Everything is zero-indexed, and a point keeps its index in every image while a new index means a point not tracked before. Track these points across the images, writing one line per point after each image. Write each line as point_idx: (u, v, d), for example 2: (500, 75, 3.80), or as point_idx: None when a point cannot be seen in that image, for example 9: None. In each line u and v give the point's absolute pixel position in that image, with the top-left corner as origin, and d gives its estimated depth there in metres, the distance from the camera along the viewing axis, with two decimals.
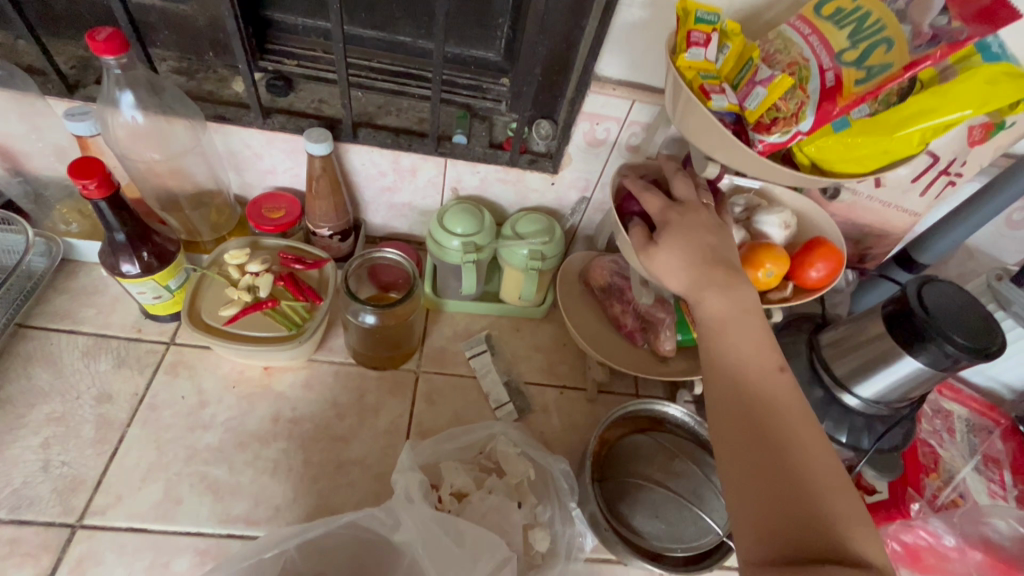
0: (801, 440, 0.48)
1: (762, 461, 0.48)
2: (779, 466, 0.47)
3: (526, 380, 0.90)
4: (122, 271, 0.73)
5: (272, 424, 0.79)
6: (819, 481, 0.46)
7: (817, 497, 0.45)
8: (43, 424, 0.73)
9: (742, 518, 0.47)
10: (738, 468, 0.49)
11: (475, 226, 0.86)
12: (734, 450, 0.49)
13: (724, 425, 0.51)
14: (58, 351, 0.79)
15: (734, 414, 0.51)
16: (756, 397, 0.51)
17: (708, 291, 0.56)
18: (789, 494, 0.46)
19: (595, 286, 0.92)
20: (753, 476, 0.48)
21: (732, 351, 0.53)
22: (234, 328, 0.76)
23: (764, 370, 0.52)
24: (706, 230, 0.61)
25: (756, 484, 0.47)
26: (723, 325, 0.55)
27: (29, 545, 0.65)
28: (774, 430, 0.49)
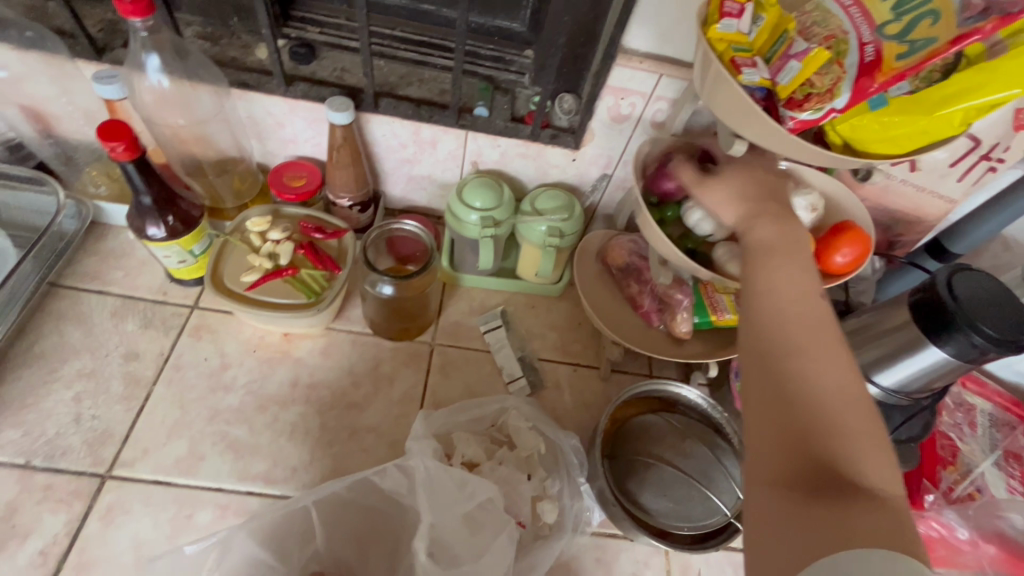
0: (828, 366, 0.46)
1: (782, 381, 0.45)
2: (798, 394, 0.44)
3: (540, 356, 0.91)
4: (148, 235, 0.74)
5: (290, 388, 0.81)
6: (841, 407, 0.43)
7: (835, 424, 0.42)
8: (74, 379, 0.76)
9: (755, 437, 0.45)
10: (757, 388, 0.47)
11: (494, 200, 0.86)
12: (756, 371, 0.48)
13: (750, 348, 0.50)
14: (88, 310, 0.82)
15: (755, 342, 0.49)
16: (783, 327, 0.49)
17: (760, 221, 0.59)
18: (806, 413, 0.43)
19: (613, 265, 0.91)
20: (771, 395, 0.45)
21: (771, 282, 0.53)
22: (256, 294, 0.77)
23: (801, 299, 0.50)
24: (767, 171, 0.64)
25: (773, 402, 0.45)
26: (773, 251, 0.56)
27: (62, 492, 0.68)
28: (799, 354, 0.46)
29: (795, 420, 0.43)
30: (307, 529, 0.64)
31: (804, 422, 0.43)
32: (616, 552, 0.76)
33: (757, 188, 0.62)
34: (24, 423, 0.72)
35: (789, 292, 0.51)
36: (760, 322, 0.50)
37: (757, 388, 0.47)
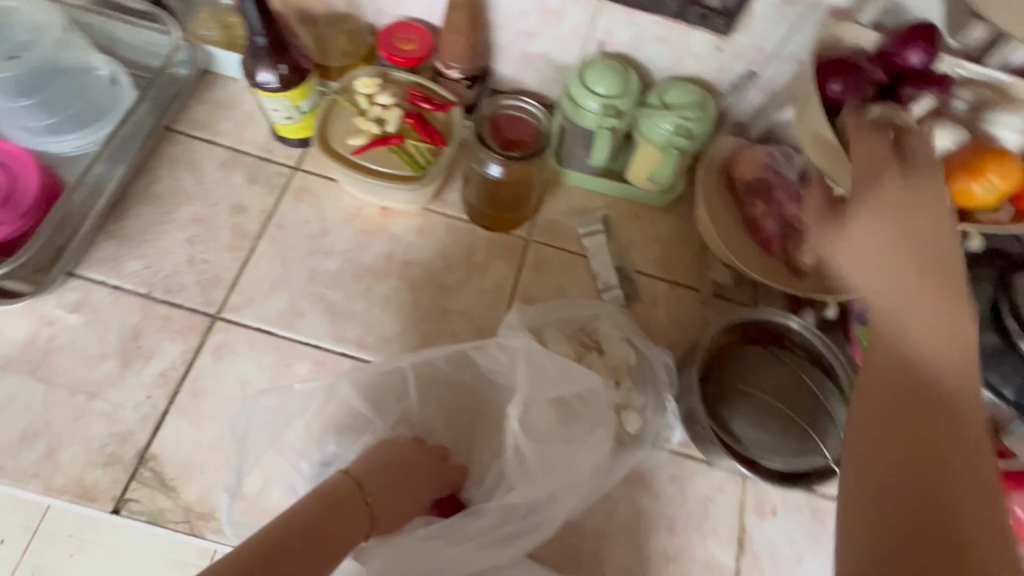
0: (952, 447, 0.33)
1: (913, 468, 0.33)
2: (931, 470, 0.32)
3: (639, 269, 0.85)
4: (259, 81, 0.72)
5: (385, 262, 0.80)
6: (964, 511, 0.31)
7: (970, 572, 0.29)
8: (187, 223, 0.78)
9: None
10: (896, 483, 0.33)
11: (619, 87, 0.77)
12: (893, 450, 0.34)
13: (886, 409, 0.35)
14: (200, 158, 0.83)
15: (893, 403, 0.35)
16: (913, 380, 0.35)
17: (903, 286, 0.37)
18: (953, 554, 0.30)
19: (739, 179, 0.81)
20: (896, 479, 0.33)
21: (900, 299, 0.37)
22: (362, 159, 0.74)
23: (953, 341, 0.36)
24: (921, 209, 0.40)
25: (904, 509, 0.32)
26: (911, 294, 0.37)
27: (179, 325, 0.73)
28: (943, 429, 0.33)
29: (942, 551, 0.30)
30: (401, 396, 0.68)
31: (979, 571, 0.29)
32: (691, 474, 0.74)
33: (908, 237, 0.39)
34: (145, 256, 0.76)
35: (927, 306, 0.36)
36: (895, 375, 0.36)
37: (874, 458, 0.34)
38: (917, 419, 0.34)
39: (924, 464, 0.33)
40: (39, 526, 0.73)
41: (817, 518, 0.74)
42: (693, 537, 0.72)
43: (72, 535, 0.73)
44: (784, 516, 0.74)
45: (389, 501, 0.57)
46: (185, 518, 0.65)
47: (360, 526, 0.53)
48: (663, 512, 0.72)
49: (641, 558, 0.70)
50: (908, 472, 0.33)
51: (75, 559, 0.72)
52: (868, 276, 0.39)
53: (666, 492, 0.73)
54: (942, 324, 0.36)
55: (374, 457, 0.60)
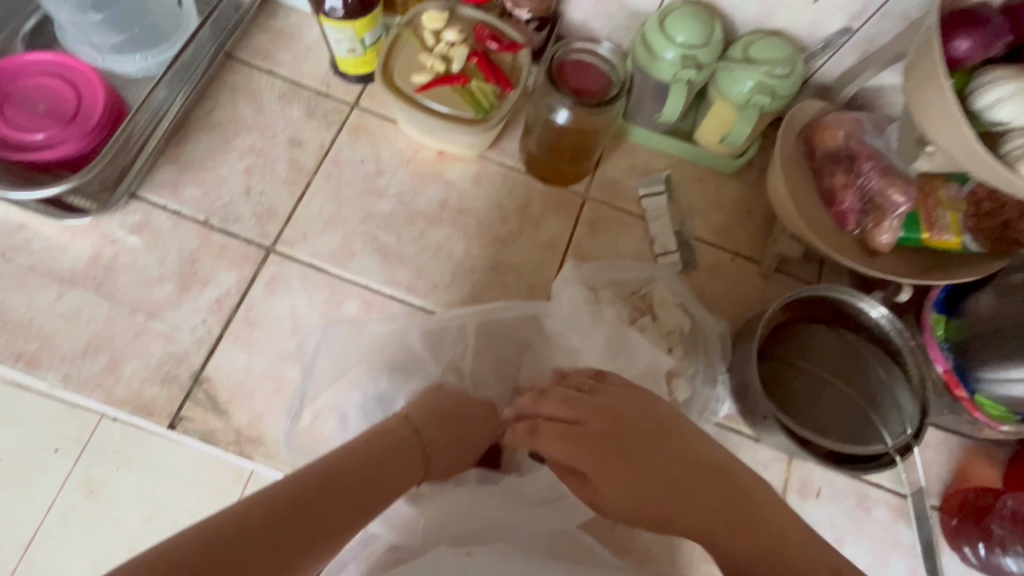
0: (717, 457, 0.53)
1: (700, 476, 0.51)
2: (702, 477, 0.51)
3: (698, 236, 0.81)
4: (327, 8, 0.70)
5: (439, 208, 0.78)
6: (730, 479, 0.51)
7: (742, 496, 0.50)
8: (246, 153, 0.78)
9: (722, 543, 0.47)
10: (694, 497, 0.50)
11: (701, 36, 0.71)
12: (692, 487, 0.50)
13: (689, 515, 0.49)
14: (259, 89, 0.81)
15: (683, 505, 0.50)
16: (685, 454, 0.52)
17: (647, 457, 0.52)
18: (732, 504, 0.49)
19: (820, 147, 0.75)
20: (698, 492, 0.50)
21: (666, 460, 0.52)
22: (424, 98, 0.72)
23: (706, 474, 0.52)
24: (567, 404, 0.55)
25: (701, 495, 0.50)
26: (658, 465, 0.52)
27: (235, 254, 0.73)
28: (704, 454, 0.53)
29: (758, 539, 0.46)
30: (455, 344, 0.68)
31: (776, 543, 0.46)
32: (736, 448, 0.72)
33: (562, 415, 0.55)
34: (204, 184, 0.76)
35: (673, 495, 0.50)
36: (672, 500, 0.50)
37: (687, 525, 0.49)
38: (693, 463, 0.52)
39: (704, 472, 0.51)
40: (89, 441, 0.75)
41: (864, 505, 0.72)
42: None
43: (118, 451, 0.75)
44: (829, 500, 0.72)
45: (443, 449, 0.56)
46: (236, 440, 0.67)
47: (415, 470, 0.52)
48: None
49: None
50: (705, 480, 0.51)
51: (120, 473, 0.74)
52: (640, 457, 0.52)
53: None
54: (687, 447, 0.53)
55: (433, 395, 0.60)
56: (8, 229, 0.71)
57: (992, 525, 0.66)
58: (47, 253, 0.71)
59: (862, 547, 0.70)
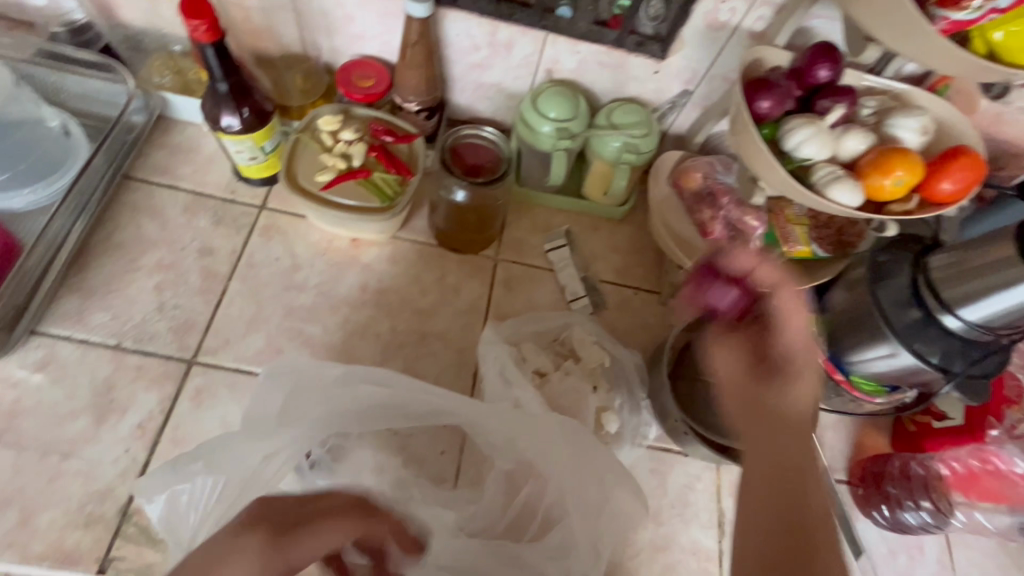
0: (795, 449, 0.51)
1: (777, 474, 0.51)
2: (794, 476, 0.50)
3: (602, 278, 0.90)
4: (223, 126, 0.73)
5: (360, 292, 0.82)
6: (806, 499, 0.49)
7: (804, 520, 0.47)
8: (154, 270, 0.78)
9: (749, 534, 0.48)
10: (761, 492, 0.50)
11: (570, 111, 0.82)
12: (765, 483, 0.50)
13: (763, 500, 0.50)
14: (161, 204, 0.82)
15: (764, 487, 0.50)
16: (793, 442, 0.52)
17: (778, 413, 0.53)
18: (802, 534, 0.46)
19: (686, 189, 0.88)
20: (772, 499, 0.49)
21: (777, 421, 0.53)
22: (330, 195, 0.77)
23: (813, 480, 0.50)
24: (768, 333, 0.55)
25: (769, 506, 0.49)
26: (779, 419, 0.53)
27: (154, 374, 0.72)
28: (802, 452, 0.52)
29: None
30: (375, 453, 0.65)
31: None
32: (670, 465, 0.79)
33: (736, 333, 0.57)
34: (111, 307, 0.74)
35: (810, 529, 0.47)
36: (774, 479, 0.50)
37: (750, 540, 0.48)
38: (786, 435, 0.52)
39: (793, 471, 0.50)
40: None
41: None
42: (678, 526, 0.76)
43: None
44: None
45: None
46: None
47: None
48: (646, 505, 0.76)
49: (631, 551, 0.74)
50: (771, 472, 0.51)
51: None
52: (737, 378, 0.56)
53: (648, 485, 0.77)
54: (795, 422, 0.53)
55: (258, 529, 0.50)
56: None
57: (888, 487, 0.76)
58: None
59: None
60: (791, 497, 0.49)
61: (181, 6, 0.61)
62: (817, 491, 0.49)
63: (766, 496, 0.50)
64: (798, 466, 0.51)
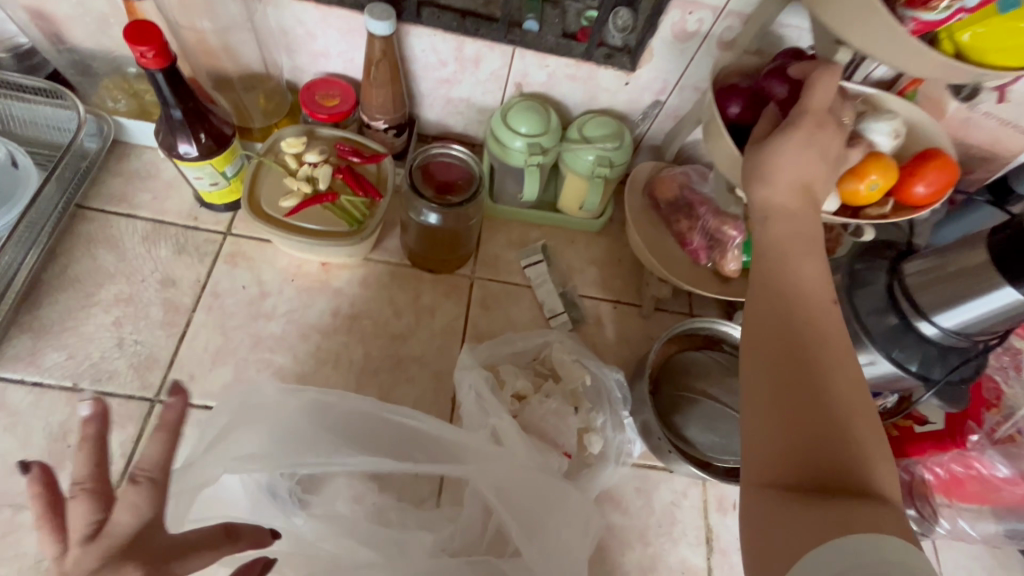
0: (805, 268, 0.48)
1: (777, 287, 0.47)
2: (798, 288, 0.47)
3: (581, 292, 0.89)
4: (179, 153, 0.70)
5: (331, 318, 0.79)
6: (807, 310, 0.46)
7: (807, 330, 0.44)
8: (113, 304, 0.74)
9: (752, 355, 0.46)
10: (759, 311, 0.47)
11: (541, 125, 0.81)
12: (764, 297, 0.47)
13: (764, 320, 0.46)
14: (119, 235, 0.79)
15: (766, 308, 0.47)
16: (795, 259, 0.48)
17: (788, 221, 0.50)
18: (802, 342, 0.44)
19: (661, 200, 0.87)
20: (771, 309, 0.46)
21: (787, 235, 0.49)
22: (296, 220, 0.74)
23: (819, 289, 0.47)
24: (825, 133, 0.53)
25: (772, 317, 0.46)
26: (790, 232, 0.50)
27: (115, 415, 0.68)
28: (802, 264, 0.48)
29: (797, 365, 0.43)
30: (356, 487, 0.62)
31: (809, 387, 0.42)
32: (655, 482, 0.78)
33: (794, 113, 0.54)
34: (66, 346, 0.71)
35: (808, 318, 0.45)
36: (774, 293, 0.47)
37: (754, 360, 0.45)
38: (786, 251, 0.49)
39: (788, 281, 0.47)
40: None
41: None
42: (665, 545, 0.74)
43: None
44: None
45: None
46: None
47: None
48: (633, 525, 0.75)
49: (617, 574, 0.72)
50: (776, 289, 0.47)
51: None
52: (774, 189, 0.52)
53: (634, 505, 0.76)
54: (803, 240, 0.49)
55: (168, 445, 0.44)
56: None
57: None
58: None
59: None
60: (797, 306, 0.46)
61: (125, 34, 0.58)
62: (819, 304, 0.46)
63: (766, 303, 0.47)
64: (798, 274, 0.48)
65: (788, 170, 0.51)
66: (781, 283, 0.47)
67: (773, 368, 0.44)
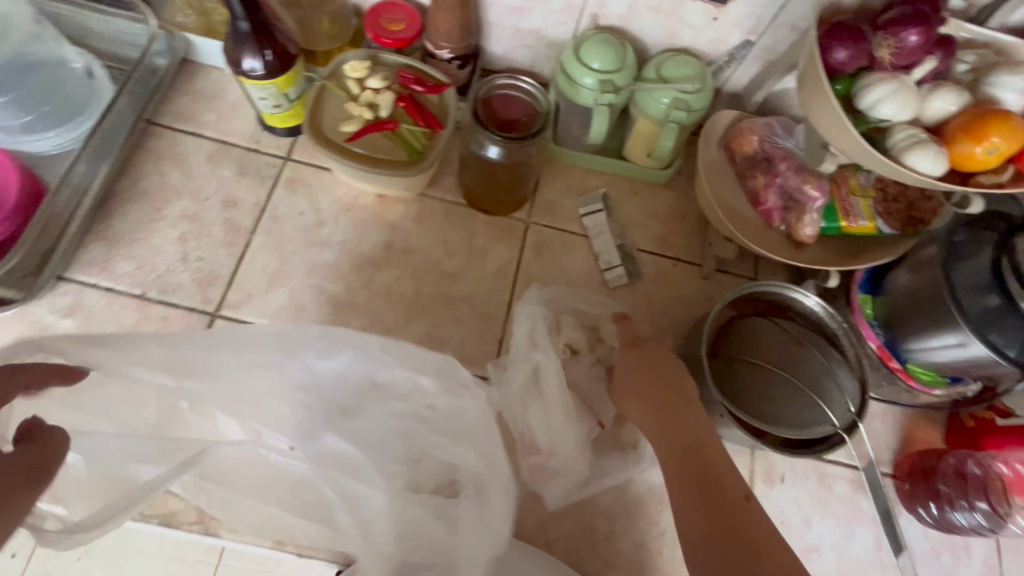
0: (679, 394, 0.60)
1: (677, 437, 0.57)
2: (691, 437, 0.57)
3: (639, 247, 0.85)
4: (244, 69, 0.69)
5: (384, 251, 0.79)
6: (715, 468, 0.54)
7: (720, 484, 0.53)
8: (178, 220, 0.76)
9: (689, 526, 0.51)
10: (675, 474, 0.54)
11: (616, 62, 0.75)
12: (672, 448, 0.56)
13: (691, 493, 0.52)
14: (186, 153, 0.80)
15: (688, 479, 0.53)
16: (669, 392, 0.60)
17: (650, 375, 0.61)
18: (725, 505, 0.51)
19: (738, 153, 0.80)
20: (686, 473, 0.54)
21: (658, 382, 0.61)
22: (356, 147, 0.72)
23: (692, 408, 0.59)
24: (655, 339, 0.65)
25: (692, 485, 0.53)
26: (657, 386, 0.61)
27: (179, 325, 0.71)
28: (678, 392, 0.60)
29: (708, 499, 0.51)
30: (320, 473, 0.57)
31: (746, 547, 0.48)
32: None
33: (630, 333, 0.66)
34: (136, 256, 0.73)
35: (684, 435, 0.57)
36: (692, 461, 0.54)
37: (692, 534, 0.50)
38: (659, 391, 0.60)
39: (686, 435, 0.57)
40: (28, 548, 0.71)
41: (823, 483, 0.76)
42: None
43: None
44: (793, 484, 0.75)
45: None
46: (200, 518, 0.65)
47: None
48: None
49: (652, 532, 0.71)
50: (676, 438, 0.57)
51: None
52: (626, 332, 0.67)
53: None
54: (670, 382, 0.61)
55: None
56: None
57: (939, 485, 0.71)
58: None
59: (829, 524, 0.74)
60: (700, 457, 0.55)
61: None
62: (712, 449, 0.56)
63: (686, 471, 0.54)
64: (685, 399, 0.59)
65: (640, 362, 0.63)
66: (670, 416, 0.58)
67: (710, 537, 0.49)
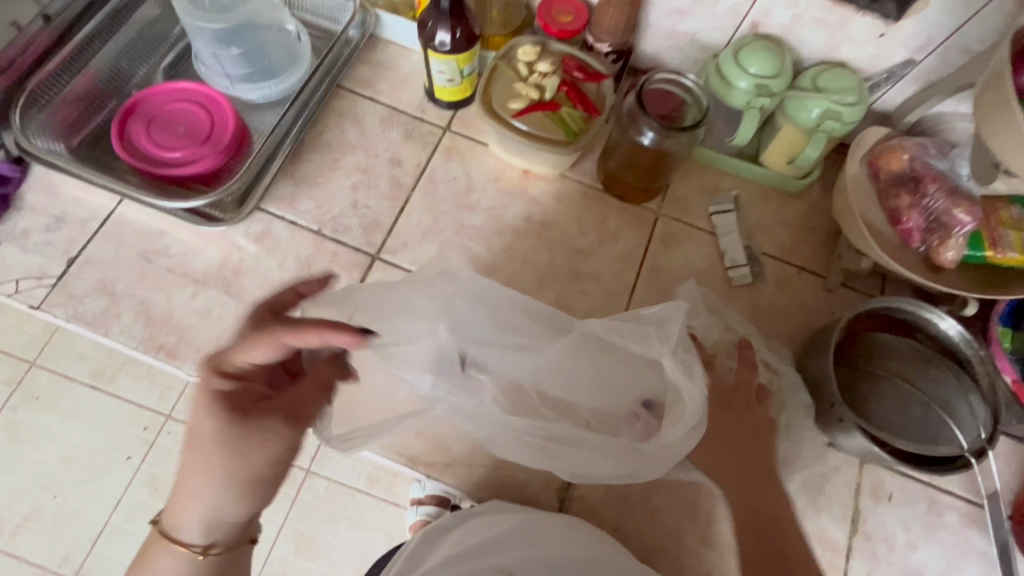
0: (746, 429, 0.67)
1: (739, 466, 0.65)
2: (756, 472, 0.65)
3: (765, 251, 0.87)
4: (435, 43, 0.78)
5: (524, 222, 0.85)
6: (768, 498, 0.64)
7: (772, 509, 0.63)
8: (352, 171, 0.86)
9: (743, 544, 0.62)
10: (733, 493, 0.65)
11: (773, 68, 0.78)
12: (735, 479, 0.65)
13: (747, 516, 0.63)
14: (362, 114, 0.90)
15: (747, 509, 0.64)
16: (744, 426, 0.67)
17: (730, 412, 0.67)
18: (772, 521, 0.63)
19: (885, 171, 0.79)
20: (746, 501, 0.64)
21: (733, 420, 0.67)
22: (519, 123, 0.80)
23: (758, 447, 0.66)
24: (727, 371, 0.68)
25: (747, 514, 0.63)
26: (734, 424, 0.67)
27: (346, 260, 0.81)
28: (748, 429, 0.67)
29: (763, 537, 0.62)
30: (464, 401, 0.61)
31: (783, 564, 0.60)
32: (810, 451, 0.76)
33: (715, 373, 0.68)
34: (316, 198, 0.84)
35: (744, 477, 0.65)
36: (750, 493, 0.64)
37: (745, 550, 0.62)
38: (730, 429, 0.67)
39: (748, 470, 0.65)
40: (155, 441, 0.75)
41: (934, 510, 0.75)
42: (806, 510, 0.74)
43: None
44: (900, 504, 0.75)
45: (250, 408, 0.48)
46: None
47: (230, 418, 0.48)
48: None
49: None
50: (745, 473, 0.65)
51: None
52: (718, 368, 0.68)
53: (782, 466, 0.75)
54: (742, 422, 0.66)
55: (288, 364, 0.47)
56: (151, 234, 0.81)
57: None
58: (183, 256, 0.81)
59: (935, 550, 0.73)
60: (760, 486, 0.65)
61: None
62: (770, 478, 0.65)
63: (748, 500, 0.64)
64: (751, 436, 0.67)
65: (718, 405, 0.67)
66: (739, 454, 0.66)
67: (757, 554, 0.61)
